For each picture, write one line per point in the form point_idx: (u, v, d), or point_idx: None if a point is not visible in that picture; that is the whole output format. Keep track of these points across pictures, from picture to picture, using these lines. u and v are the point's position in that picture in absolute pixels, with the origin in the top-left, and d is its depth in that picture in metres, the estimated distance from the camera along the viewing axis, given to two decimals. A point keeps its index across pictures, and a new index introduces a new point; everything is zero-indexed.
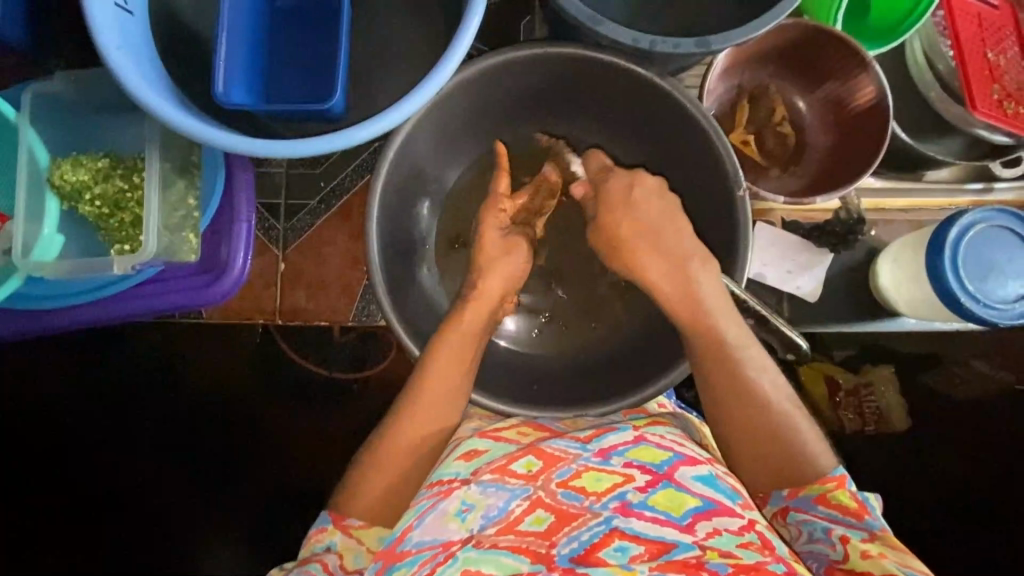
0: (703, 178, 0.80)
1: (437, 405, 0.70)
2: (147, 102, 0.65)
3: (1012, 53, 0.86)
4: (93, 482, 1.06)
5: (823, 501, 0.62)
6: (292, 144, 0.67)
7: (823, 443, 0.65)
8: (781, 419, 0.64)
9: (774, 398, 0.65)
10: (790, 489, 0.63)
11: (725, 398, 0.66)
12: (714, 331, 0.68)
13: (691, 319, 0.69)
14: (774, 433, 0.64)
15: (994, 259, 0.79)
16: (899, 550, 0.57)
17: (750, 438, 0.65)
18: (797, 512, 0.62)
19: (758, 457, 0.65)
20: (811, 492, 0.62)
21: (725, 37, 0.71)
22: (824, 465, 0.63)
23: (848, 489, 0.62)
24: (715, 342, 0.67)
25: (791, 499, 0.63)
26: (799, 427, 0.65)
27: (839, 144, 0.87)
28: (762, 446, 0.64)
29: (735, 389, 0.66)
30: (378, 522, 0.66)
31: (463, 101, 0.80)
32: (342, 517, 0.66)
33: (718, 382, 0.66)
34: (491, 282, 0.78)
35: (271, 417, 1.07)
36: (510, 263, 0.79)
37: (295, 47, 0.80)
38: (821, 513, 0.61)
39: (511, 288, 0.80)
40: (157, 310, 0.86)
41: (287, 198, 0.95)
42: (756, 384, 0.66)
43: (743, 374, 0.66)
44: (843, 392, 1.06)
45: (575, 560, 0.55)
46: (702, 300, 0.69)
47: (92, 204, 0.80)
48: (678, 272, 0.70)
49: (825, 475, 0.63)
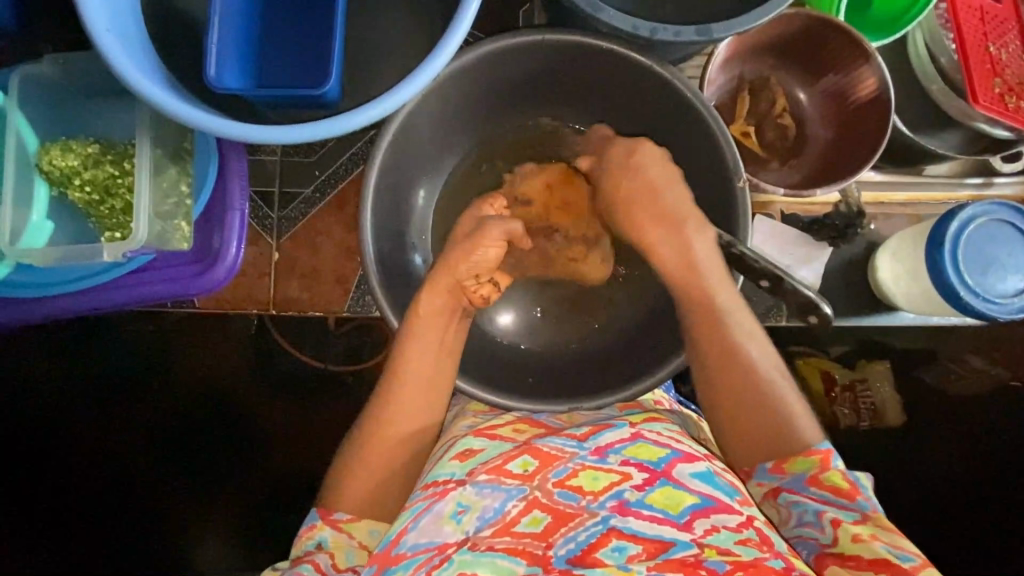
0: (706, 168, 0.78)
1: (420, 394, 0.70)
2: (132, 81, 0.64)
3: (1014, 47, 0.85)
4: (85, 478, 1.04)
5: (815, 483, 0.61)
6: (284, 129, 0.66)
7: (812, 420, 0.65)
8: (774, 391, 0.65)
9: (762, 366, 0.66)
10: (775, 464, 0.63)
11: (717, 365, 0.66)
12: (705, 298, 0.68)
13: (686, 283, 0.70)
14: (762, 403, 0.64)
15: (993, 253, 0.79)
16: (889, 531, 0.57)
17: (736, 415, 0.65)
18: (788, 492, 0.62)
19: (739, 432, 0.65)
20: (802, 473, 0.61)
21: (726, 26, 0.69)
22: (811, 439, 0.63)
23: (838, 469, 0.61)
24: (708, 308, 0.68)
25: (781, 477, 0.62)
26: (788, 396, 0.65)
27: (841, 136, 0.85)
28: (754, 431, 0.64)
29: (726, 356, 0.66)
30: (366, 515, 0.66)
31: (461, 87, 0.79)
32: (330, 512, 0.66)
33: (708, 347, 0.67)
34: (455, 268, 0.73)
35: (266, 409, 1.06)
36: (474, 250, 0.73)
37: (287, 33, 0.78)
38: (813, 494, 0.61)
39: (480, 274, 0.73)
40: (148, 299, 0.84)
41: (281, 186, 0.94)
42: (743, 350, 0.66)
43: (734, 342, 0.66)
44: (839, 388, 1.04)
45: (573, 561, 0.53)
46: (700, 268, 0.69)
47: (82, 189, 0.78)
48: (677, 238, 0.70)
49: (812, 449, 0.62)
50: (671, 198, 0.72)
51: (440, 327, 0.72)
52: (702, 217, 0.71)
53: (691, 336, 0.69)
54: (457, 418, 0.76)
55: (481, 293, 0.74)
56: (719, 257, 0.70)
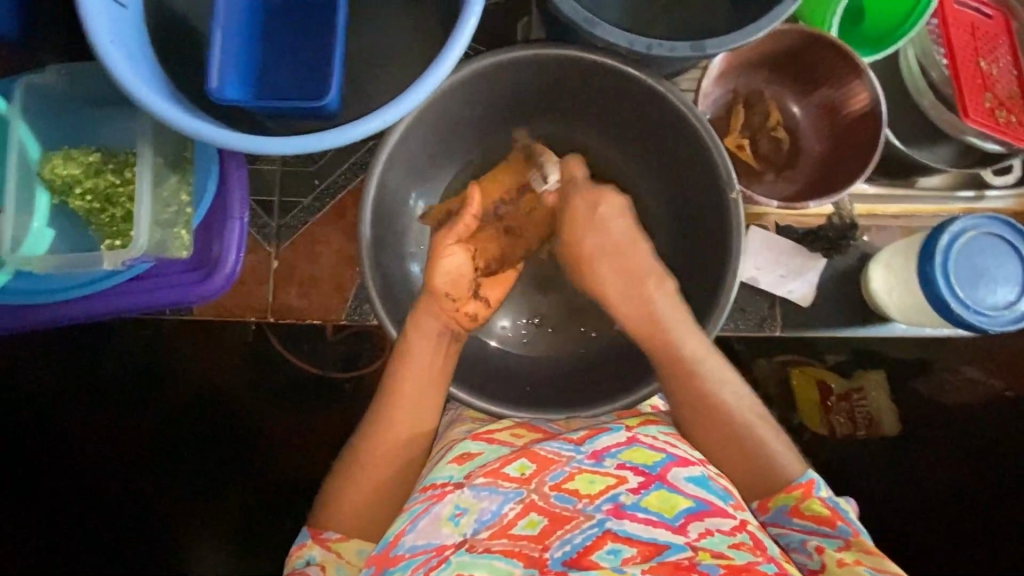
0: (701, 182, 0.79)
1: (419, 407, 0.71)
2: (139, 93, 0.65)
3: (1005, 62, 0.87)
4: (82, 482, 1.05)
5: (798, 513, 0.64)
6: (287, 140, 0.67)
7: (797, 457, 0.68)
8: (754, 438, 0.68)
9: (737, 414, 0.69)
10: (761, 502, 0.66)
11: (692, 413, 0.70)
12: (672, 349, 0.72)
13: (651, 334, 0.74)
14: (747, 451, 0.67)
15: (983, 265, 0.80)
16: (873, 554, 0.59)
17: (723, 460, 0.68)
18: (774, 526, 0.65)
19: (723, 471, 0.68)
20: (786, 505, 0.65)
21: (720, 42, 0.70)
22: (793, 473, 0.66)
23: (817, 496, 0.64)
24: (674, 357, 0.72)
25: (766, 513, 0.65)
26: (773, 448, 0.68)
27: (833, 149, 0.87)
28: (742, 477, 0.67)
29: (702, 409, 0.69)
30: (355, 535, 0.67)
31: (461, 100, 0.80)
32: (320, 531, 0.67)
33: (680, 398, 0.70)
34: (430, 294, 0.75)
35: (263, 414, 1.07)
36: (440, 261, 0.75)
37: (289, 44, 0.79)
38: (797, 525, 0.63)
39: (454, 295, 0.75)
40: (149, 306, 0.86)
41: (281, 196, 0.95)
42: (718, 397, 0.70)
43: (708, 392, 0.70)
44: (836, 397, 1.06)
45: (568, 563, 0.54)
46: (661, 318, 0.74)
47: (83, 198, 0.79)
48: (637, 296, 0.77)
49: (794, 483, 0.66)
50: (627, 256, 0.79)
51: (432, 351, 0.73)
52: (661, 273, 0.78)
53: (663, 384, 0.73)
54: (454, 423, 0.77)
55: (465, 315, 0.76)
56: (680, 307, 0.76)
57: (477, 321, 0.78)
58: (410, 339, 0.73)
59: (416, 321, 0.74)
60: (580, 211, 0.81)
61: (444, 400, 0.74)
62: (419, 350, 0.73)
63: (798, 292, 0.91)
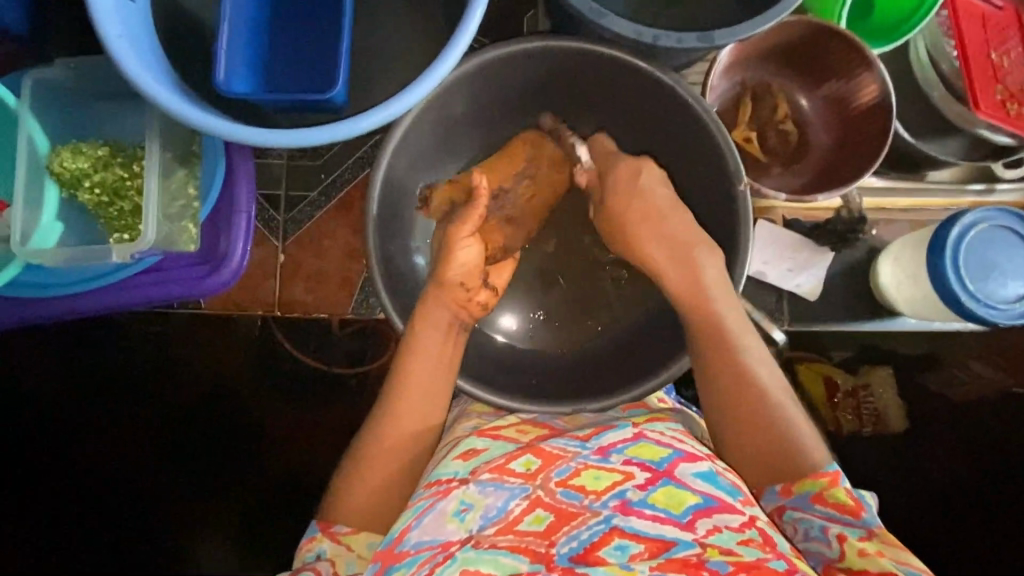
0: (708, 174, 0.79)
1: (425, 399, 0.71)
2: (144, 85, 0.65)
3: (1016, 54, 0.86)
4: (92, 475, 1.06)
5: (820, 500, 0.62)
6: (293, 132, 0.67)
7: (820, 443, 0.66)
8: (784, 420, 0.66)
9: (772, 394, 0.67)
10: (783, 486, 0.64)
11: (728, 383, 0.68)
12: (713, 317, 0.70)
13: (693, 304, 0.72)
14: (775, 433, 0.65)
15: (994, 259, 0.79)
16: (896, 546, 0.58)
17: (750, 437, 0.66)
18: (794, 510, 0.63)
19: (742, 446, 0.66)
20: (809, 491, 0.63)
21: (728, 33, 0.70)
22: (819, 459, 0.64)
23: (842, 486, 0.62)
24: (716, 327, 0.70)
25: (788, 497, 0.63)
26: (800, 434, 0.66)
27: (841, 142, 0.86)
28: (766, 456, 0.65)
29: (739, 384, 0.67)
30: (365, 529, 0.67)
31: (468, 92, 0.80)
32: (330, 524, 0.67)
33: (720, 371, 0.68)
34: (444, 284, 0.74)
35: (271, 408, 1.07)
36: (455, 253, 0.74)
37: (295, 38, 0.79)
38: (818, 511, 0.62)
39: (467, 283, 0.75)
40: (158, 299, 0.86)
41: (287, 190, 0.95)
42: (755, 374, 0.68)
43: (747, 367, 0.68)
44: (842, 393, 1.04)
45: (575, 559, 0.54)
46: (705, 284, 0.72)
47: (92, 191, 0.79)
48: (684, 260, 0.73)
49: (819, 470, 0.64)
50: (674, 225, 0.75)
51: (438, 333, 0.73)
52: (711, 242, 0.74)
53: (700, 355, 0.71)
54: (461, 418, 0.77)
55: (477, 304, 0.76)
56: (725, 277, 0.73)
57: (487, 309, 0.78)
58: (422, 321, 0.73)
59: (424, 309, 0.74)
60: (623, 176, 0.78)
61: (453, 389, 0.73)
62: (428, 335, 0.73)
63: (807, 286, 0.90)
